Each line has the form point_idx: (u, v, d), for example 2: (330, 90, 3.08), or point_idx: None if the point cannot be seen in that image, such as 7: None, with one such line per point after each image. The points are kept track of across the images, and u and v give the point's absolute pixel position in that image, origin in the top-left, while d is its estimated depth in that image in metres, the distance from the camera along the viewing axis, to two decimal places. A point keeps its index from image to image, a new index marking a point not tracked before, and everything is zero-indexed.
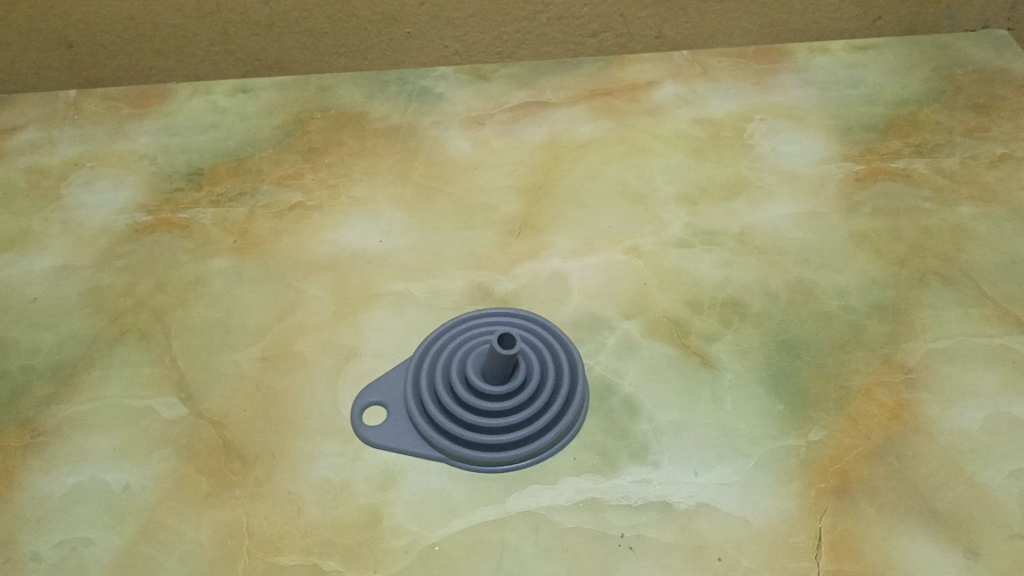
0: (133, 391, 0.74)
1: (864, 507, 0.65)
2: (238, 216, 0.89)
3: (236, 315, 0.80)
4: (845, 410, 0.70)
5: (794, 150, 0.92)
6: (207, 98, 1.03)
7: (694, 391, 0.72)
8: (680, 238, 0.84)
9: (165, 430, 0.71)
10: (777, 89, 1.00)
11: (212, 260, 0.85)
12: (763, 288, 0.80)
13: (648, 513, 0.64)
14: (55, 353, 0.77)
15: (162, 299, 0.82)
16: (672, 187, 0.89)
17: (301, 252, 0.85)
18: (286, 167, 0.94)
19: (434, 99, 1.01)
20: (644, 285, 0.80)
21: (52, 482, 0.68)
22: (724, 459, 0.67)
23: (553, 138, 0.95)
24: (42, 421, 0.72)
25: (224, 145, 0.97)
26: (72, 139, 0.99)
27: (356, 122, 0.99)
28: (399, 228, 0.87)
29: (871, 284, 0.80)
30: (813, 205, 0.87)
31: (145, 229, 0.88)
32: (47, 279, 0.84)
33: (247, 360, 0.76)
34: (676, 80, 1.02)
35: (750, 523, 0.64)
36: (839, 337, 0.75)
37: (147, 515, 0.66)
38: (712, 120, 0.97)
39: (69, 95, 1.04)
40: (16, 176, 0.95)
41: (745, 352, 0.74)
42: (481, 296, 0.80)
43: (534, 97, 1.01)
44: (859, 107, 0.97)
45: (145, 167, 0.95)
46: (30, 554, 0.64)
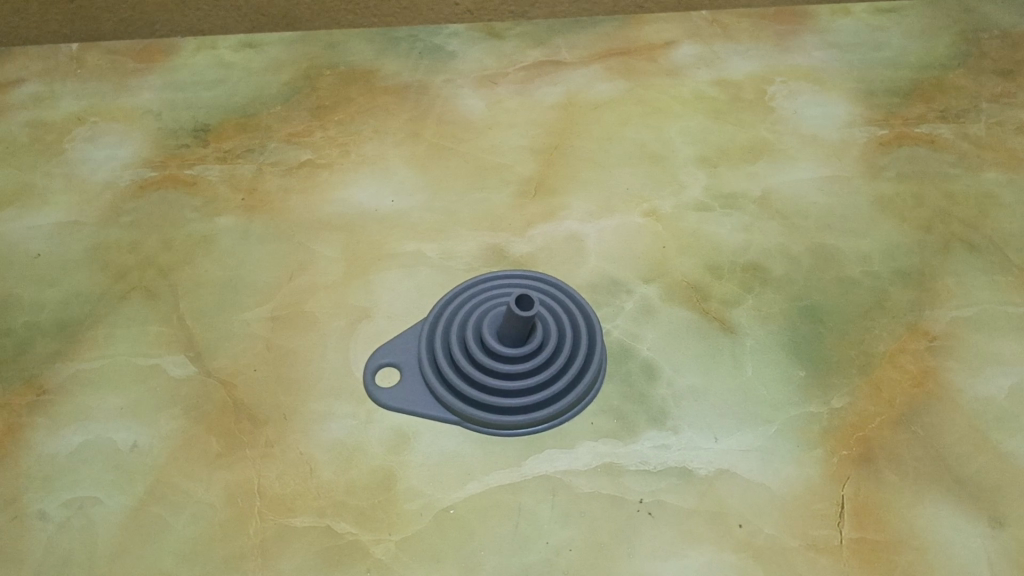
0: (140, 349, 0.73)
1: (888, 474, 0.63)
2: (247, 173, 0.87)
3: (245, 274, 0.78)
4: (868, 377, 0.69)
5: (815, 112, 0.90)
6: (213, 53, 1.01)
7: (714, 356, 0.70)
8: (699, 202, 0.82)
9: (174, 389, 0.70)
10: (798, 51, 0.98)
11: (220, 217, 0.83)
12: (784, 252, 0.78)
13: (667, 479, 0.63)
14: (60, 310, 0.76)
15: (169, 256, 0.80)
16: (691, 149, 0.87)
17: (311, 211, 0.83)
18: (295, 124, 0.92)
19: (446, 57, 0.99)
20: (663, 248, 0.78)
21: (58, 441, 0.67)
22: (745, 425, 0.66)
23: (569, 98, 0.93)
24: (47, 378, 0.71)
25: (231, 101, 0.95)
26: (74, 93, 0.96)
27: (366, 78, 0.97)
28: (411, 188, 0.85)
29: (895, 250, 0.78)
30: (835, 169, 0.85)
31: (150, 185, 0.86)
32: (50, 235, 0.82)
33: (257, 320, 0.75)
34: (694, 40, 1.00)
35: (772, 490, 0.62)
36: (862, 303, 0.74)
37: (156, 475, 0.65)
38: (732, 82, 0.94)
39: (71, 48, 1.01)
40: (18, 130, 0.92)
41: (766, 317, 0.73)
42: (495, 258, 0.78)
43: (549, 56, 0.98)
44: (883, 70, 0.95)
45: (150, 123, 0.93)
46: (36, 513, 0.63)
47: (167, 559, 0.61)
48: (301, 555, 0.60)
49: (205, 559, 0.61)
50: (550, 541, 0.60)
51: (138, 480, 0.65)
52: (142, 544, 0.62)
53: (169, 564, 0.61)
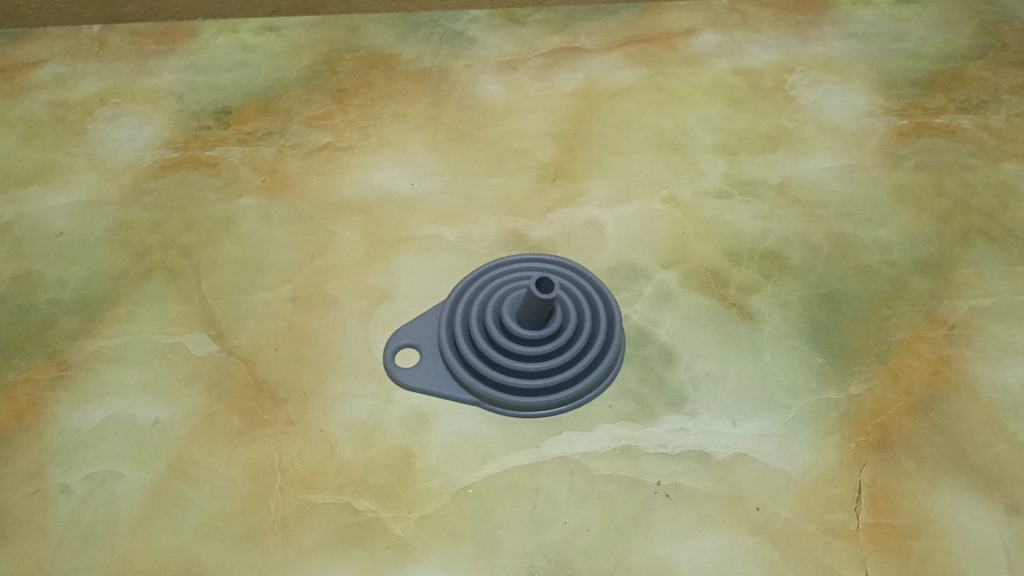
0: (162, 326, 0.73)
1: (904, 460, 0.64)
2: (268, 155, 0.87)
3: (266, 254, 0.79)
4: (885, 364, 0.69)
5: (835, 102, 0.90)
6: (234, 36, 1.01)
7: (732, 342, 0.70)
8: (718, 189, 0.83)
9: (195, 366, 0.70)
10: (818, 40, 0.98)
11: (241, 198, 0.84)
12: (803, 240, 0.78)
13: (685, 462, 0.64)
14: (83, 287, 0.77)
15: (191, 236, 0.81)
16: (711, 136, 0.88)
17: (331, 193, 0.84)
18: (315, 107, 0.93)
19: (466, 42, 0.99)
20: (682, 234, 0.78)
21: (81, 416, 0.68)
22: (762, 410, 0.66)
23: (589, 84, 0.93)
24: (70, 354, 0.72)
25: (251, 83, 0.95)
26: (96, 74, 0.97)
27: (386, 63, 0.97)
28: (431, 171, 0.85)
29: (914, 239, 0.78)
30: (854, 158, 0.85)
31: (172, 165, 0.87)
32: (73, 213, 0.83)
33: (278, 300, 0.75)
34: (715, 29, 1.00)
35: (789, 474, 0.63)
36: (881, 291, 0.74)
37: (179, 450, 0.66)
38: (752, 70, 0.95)
39: (93, 29, 1.02)
40: (40, 110, 0.93)
41: (784, 304, 0.73)
42: (514, 242, 0.79)
43: (569, 42, 0.98)
44: (903, 61, 0.95)
45: (171, 104, 0.93)
46: (59, 486, 0.64)
47: (189, 532, 0.62)
48: (322, 531, 0.61)
49: (227, 533, 0.61)
50: (568, 521, 0.61)
51: (160, 455, 0.65)
52: (164, 518, 0.62)
53: (192, 538, 0.61)
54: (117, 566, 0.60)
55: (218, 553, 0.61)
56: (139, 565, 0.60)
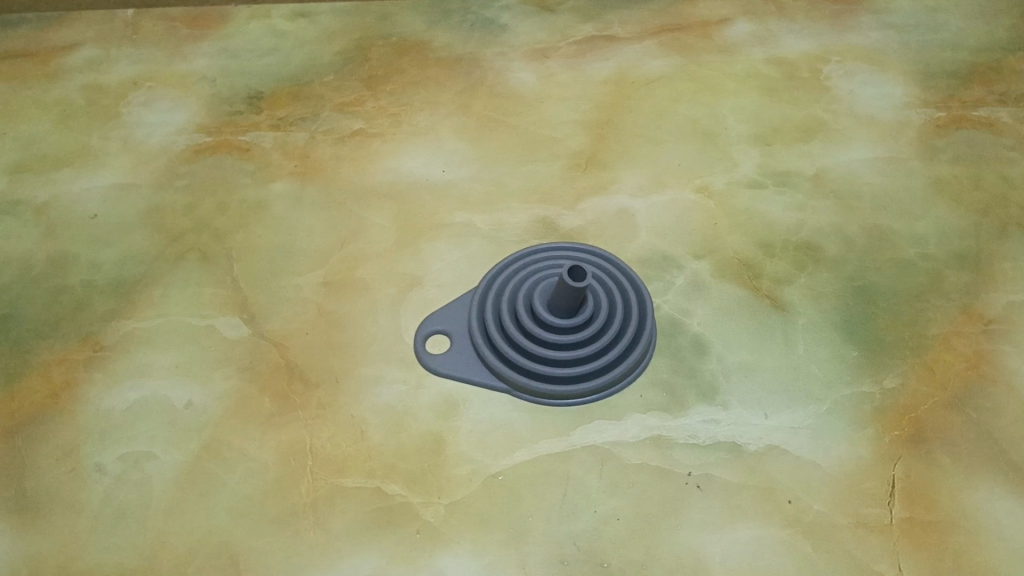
0: (194, 309, 0.74)
1: (939, 455, 0.63)
2: (300, 141, 0.88)
3: (297, 239, 0.79)
4: (920, 359, 0.68)
5: (871, 93, 0.89)
6: (266, 22, 1.02)
7: (765, 333, 0.70)
8: (752, 179, 0.82)
9: (227, 350, 0.71)
10: (854, 30, 0.97)
11: (273, 184, 0.84)
12: (837, 232, 0.77)
13: (716, 453, 0.63)
14: (116, 270, 0.77)
15: (223, 220, 0.81)
16: (744, 126, 0.87)
17: (363, 179, 0.84)
18: (347, 93, 0.93)
19: (498, 29, 0.99)
20: (714, 224, 0.78)
21: (115, 397, 0.68)
22: (795, 402, 0.66)
23: (621, 72, 0.93)
24: (104, 335, 0.72)
25: (284, 69, 0.96)
26: (130, 59, 0.98)
27: (418, 50, 0.97)
28: (461, 158, 0.85)
29: (951, 232, 0.77)
30: (889, 150, 0.84)
31: (205, 150, 0.87)
32: (107, 197, 0.84)
33: (309, 285, 0.75)
34: (749, 18, 0.99)
35: (822, 467, 0.62)
36: (917, 285, 0.73)
37: (209, 433, 0.66)
38: (787, 60, 0.93)
39: (127, 14, 1.03)
40: (75, 94, 0.94)
41: (819, 296, 0.72)
42: (545, 230, 0.79)
43: (601, 30, 0.98)
44: (941, 52, 0.94)
45: (204, 88, 0.94)
46: (93, 466, 0.65)
47: (219, 514, 0.62)
48: (348, 515, 0.61)
49: (254, 517, 0.62)
50: (597, 510, 0.61)
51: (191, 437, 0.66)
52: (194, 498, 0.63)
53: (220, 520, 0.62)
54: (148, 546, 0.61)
55: (249, 535, 0.61)
56: (171, 547, 0.61)
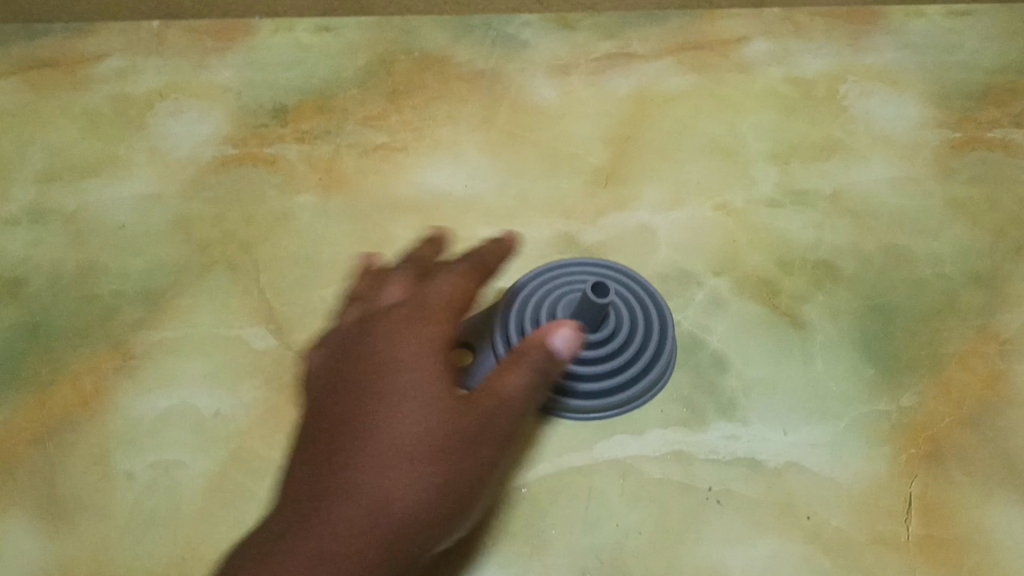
0: (223, 319, 0.75)
1: (955, 473, 0.64)
2: (324, 153, 0.89)
3: (323, 252, 0.80)
4: (937, 377, 0.69)
5: (888, 113, 0.91)
6: (290, 36, 1.03)
7: (784, 350, 0.71)
8: (770, 197, 0.83)
9: (255, 360, 0.72)
10: (871, 50, 0.98)
11: (299, 195, 0.85)
12: (855, 251, 0.78)
13: (736, 469, 0.64)
14: (145, 279, 0.79)
15: (250, 231, 0.82)
16: (762, 144, 0.88)
17: (387, 193, 0.85)
18: (371, 107, 0.94)
19: (519, 46, 1.00)
20: (733, 241, 0.79)
21: (145, 405, 0.70)
22: (814, 420, 0.67)
23: (641, 89, 0.94)
24: (134, 343, 0.74)
25: (308, 82, 0.97)
26: (156, 69, 0.99)
27: (440, 64, 0.99)
28: (484, 172, 0.87)
29: (967, 252, 0.78)
30: (906, 170, 0.85)
31: (231, 161, 0.89)
32: (136, 206, 0.85)
33: (335, 297, 0.77)
34: (767, 36, 1.00)
35: (840, 484, 0.64)
36: (934, 304, 0.74)
37: (418, 401, 0.62)
38: (805, 80, 0.95)
39: (151, 25, 1.03)
40: (103, 104, 0.96)
41: (836, 314, 0.74)
42: (567, 245, 0.80)
43: (620, 48, 0.98)
44: (957, 73, 0.95)
45: (230, 100, 0.95)
46: (124, 472, 0.66)
47: (408, 496, 0.59)
48: (454, 525, 0.61)
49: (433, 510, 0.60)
50: (619, 522, 0.63)
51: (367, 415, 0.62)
52: (388, 481, 0.59)
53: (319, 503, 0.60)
54: (317, 531, 0.58)
55: (348, 528, 0.58)
56: (347, 528, 0.58)
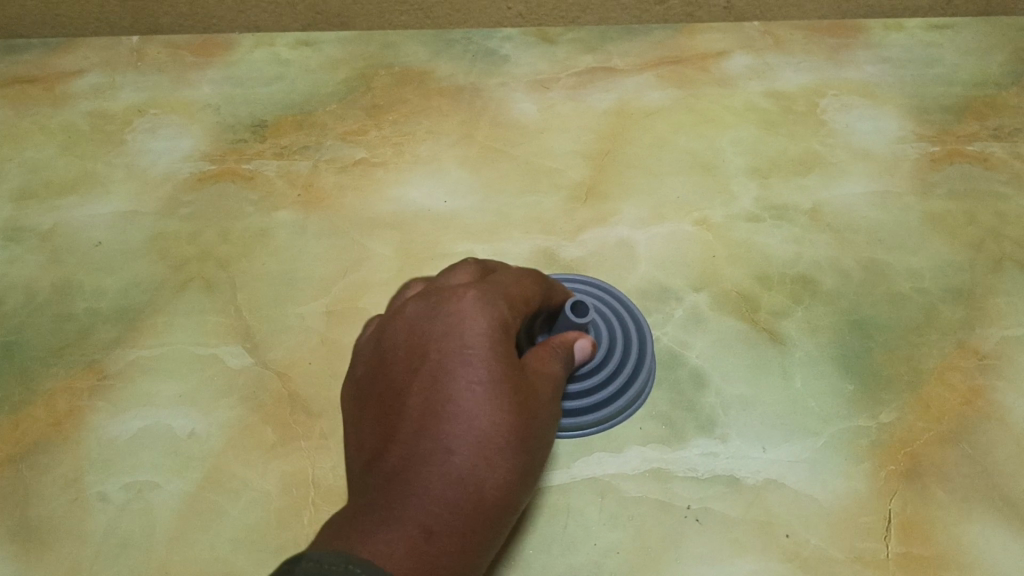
0: (198, 338, 0.74)
1: (934, 489, 0.64)
2: (303, 169, 0.89)
3: (301, 269, 0.80)
4: (916, 393, 0.69)
5: (867, 127, 0.91)
6: (270, 51, 1.03)
7: (764, 366, 0.71)
8: (750, 212, 0.83)
9: (231, 380, 0.71)
10: (850, 65, 0.98)
11: (277, 212, 0.85)
12: (834, 266, 0.78)
13: (715, 486, 0.64)
14: (121, 297, 0.78)
15: (227, 248, 0.82)
16: (743, 159, 0.88)
17: (366, 209, 0.85)
18: (350, 122, 0.94)
19: (499, 60, 1.00)
20: (713, 257, 0.79)
21: (119, 426, 0.69)
22: (793, 436, 0.67)
23: (621, 105, 0.94)
24: (108, 363, 0.73)
25: (288, 97, 0.97)
26: (135, 85, 0.99)
27: (420, 79, 0.98)
28: (463, 188, 0.86)
29: (946, 266, 0.78)
30: (885, 184, 0.85)
31: (209, 177, 0.88)
32: (112, 224, 0.85)
33: (312, 314, 0.76)
34: (747, 51, 1.00)
35: (820, 501, 0.63)
36: (913, 319, 0.74)
37: (485, 379, 0.52)
38: (785, 94, 0.95)
39: (131, 40, 1.04)
40: (81, 121, 0.95)
41: (816, 329, 0.73)
42: (546, 260, 0.80)
43: (601, 62, 0.99)
44: (936, 87, 0.95)
45: (208, 116, 0.95)
46: (97, 495, 0.65)
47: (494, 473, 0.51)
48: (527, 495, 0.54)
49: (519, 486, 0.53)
50: (598, 542, 0.62)
51: (440, 416, 0.51)
52: (483, 464, 0.51)
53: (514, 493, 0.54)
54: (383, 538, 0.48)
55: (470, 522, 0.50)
56: (444, 502, 0.50)
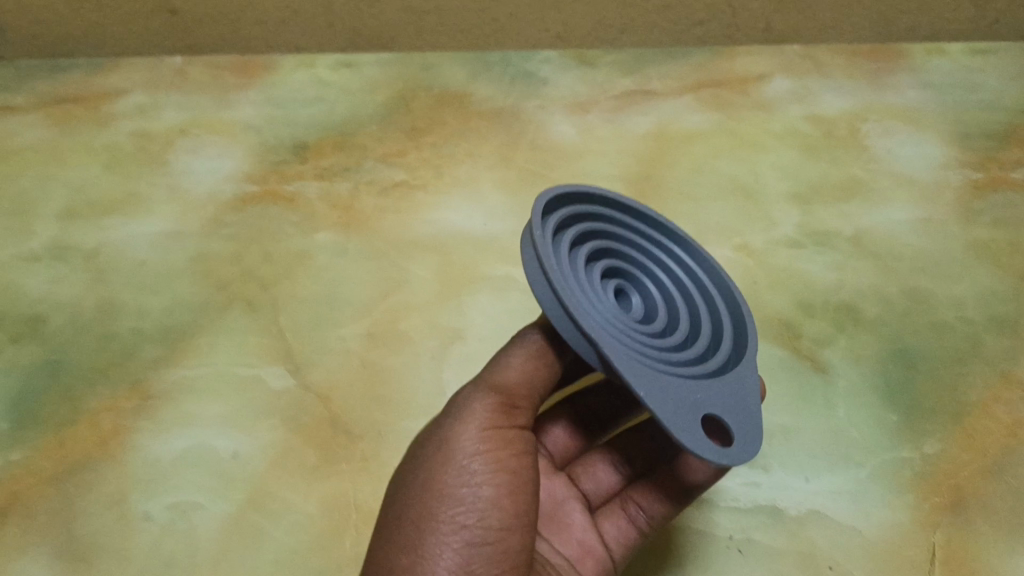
0: (241, 359, 0.75)
1: (978, 523, 0.63)
2: (344, 191, 0.89)
3: (341, 290, 0.80)
4: (960, 425, 0.68)
5: (909, 153, 0.91)
6: (311, 72, 1.04)
7: (806, 395, 0.70)
8: (791, 238, 0.83)
9: (273, 401, 0.72)
10: (891, 89, 0.98)
11: (317, 234, 0.86)
12: (876, 293, 0.78)
13: (757, 517, 0.64)
14: (164, 317, 0.79)
15: (268, 270, 0.82)
16: (783, 184, 0.88)
17: (406, 231, 0.85)
18: (390, 144, 0.95)
19: (538, 82, 1.01)
20: (754, 282, 0.79)
21: (163, 446, 0.70)
22: (836, 466, 0.66)
23: (660, 128, 0.94)
24: (152, 383, 0.74)
25: (329, 119, 0.98)
26: (178, 106, 1.01)
27: (460, 101, 0.99)
28: (502, 211, 0.87)
29: (989, 295, 0.78)
30: (927, 211, 0.85)
31: (251, 199, 0.89)
32: (155, 244, 0.86)
33: (353, 336, 0.77)
34: (787, 74, 1.00)
35: (862, 534, 0.63)
36: (956, 349, 0.74)
37: (421, 450, 0.57)
38: (826, 118, 0.95)
39: (175, 61, 1.06)
40: (125, 141, 0.97)
41: (858, 358, 0.73)
42: None
43: (640, 85, 0.99)
44: (978, 113, 0.95)
45: (250, 137, 0.96)
46: (141, 514, 0.66)
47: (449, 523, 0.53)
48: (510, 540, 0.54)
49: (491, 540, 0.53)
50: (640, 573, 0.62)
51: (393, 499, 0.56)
52: (416, 544, 0.52)
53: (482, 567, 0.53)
54: None
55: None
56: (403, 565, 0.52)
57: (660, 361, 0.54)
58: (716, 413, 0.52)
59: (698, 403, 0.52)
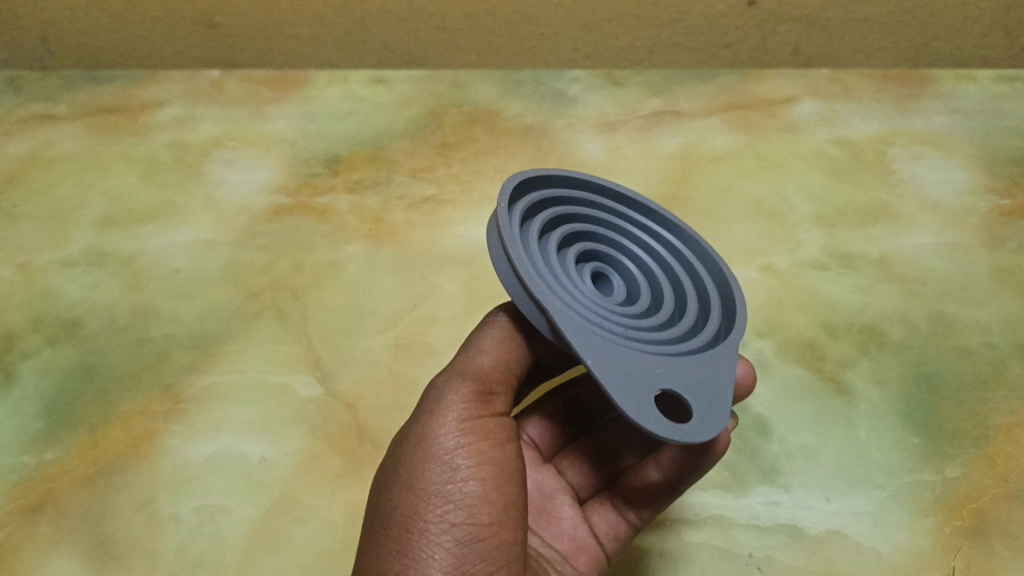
0: (270, 367, 0.77)
1: (1001, 548, 0.63)
2: (374, 205, 0.91)
3: (370, 302, 0.82)
4: (983, 450, 0.69)
5: (936, 177, 0.91)
6: (345, 87, 1.06)
7: (828, 417, 0.71)
8: (817, 260, 0.83)
9: (302, 409, 0.73)
10: (919, 114, 0.99)
11: (347, 245, 0.87)
12: (901, 316, 0.78)
13: (777, 535, 0.64)
14: (197, 324, 0.81)
15: (299, 280, 0.84)
16: (809, 206, 0.89)
17: (434, 245, 0.87)
18: (421, 159, 0.96)
19: (568, 102, 1.02)
20: (778, 303, 0.79)
21: (192, 449, 0.71)
22: (857, 488, 0.66)
23: (688, 149, 0.95)
24: (184, 388, 0.75)
25: (361, 134, 1.00)
26: (215, 118, 1.03)
27: (490, 119, 1.01)
28: None
29: (1015, 321, 0.78)
30: (954, 236, 0.85)
31: (284, 210, 0.91)
32: (189, 252, 0.88)
33: (380, 347, 0.78)
34: (815, 98, 1.01)
35: (882, 555, 0.63)
36: (980, 373, 0.74)
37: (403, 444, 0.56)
38: (853, 142, 0.96)
39: (212, 74, 1.08)
40: (162, 151, 0.99)
41: (881, 381, 0.73)
42: None
43: (668, 106, 1.01)
44: (1007, 139, 0.95)
45: (284, 150, 0.98)
46: (169, 515, 0.67)
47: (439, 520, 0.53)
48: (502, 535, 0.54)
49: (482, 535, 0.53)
50: None
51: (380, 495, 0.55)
52: (409, 541, 0.52)
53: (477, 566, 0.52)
54: None
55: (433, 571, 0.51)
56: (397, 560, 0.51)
57: (623, 337, 0.55)
58: (678, 388, 0.52)
59: (658, 377, 0.52)
